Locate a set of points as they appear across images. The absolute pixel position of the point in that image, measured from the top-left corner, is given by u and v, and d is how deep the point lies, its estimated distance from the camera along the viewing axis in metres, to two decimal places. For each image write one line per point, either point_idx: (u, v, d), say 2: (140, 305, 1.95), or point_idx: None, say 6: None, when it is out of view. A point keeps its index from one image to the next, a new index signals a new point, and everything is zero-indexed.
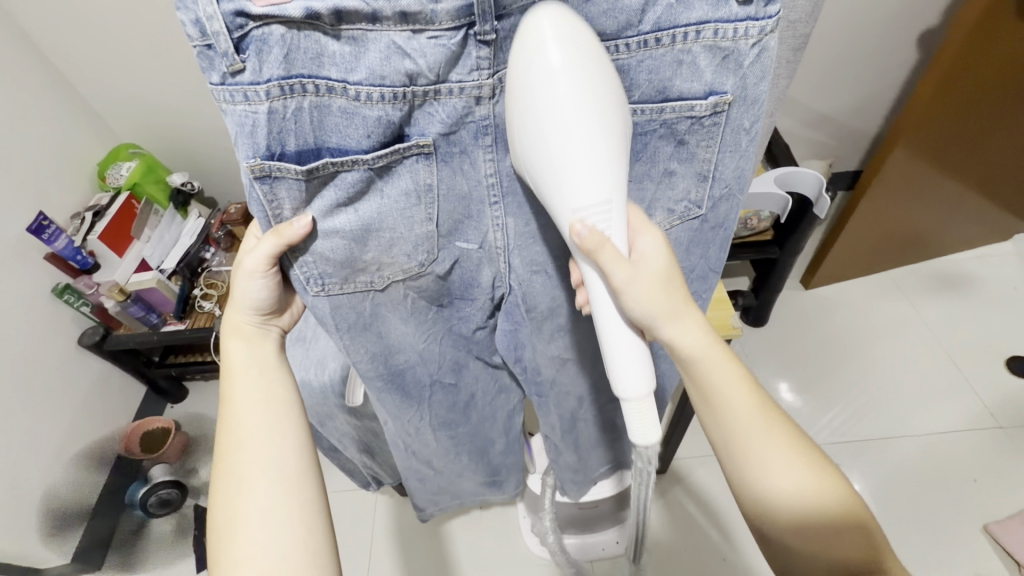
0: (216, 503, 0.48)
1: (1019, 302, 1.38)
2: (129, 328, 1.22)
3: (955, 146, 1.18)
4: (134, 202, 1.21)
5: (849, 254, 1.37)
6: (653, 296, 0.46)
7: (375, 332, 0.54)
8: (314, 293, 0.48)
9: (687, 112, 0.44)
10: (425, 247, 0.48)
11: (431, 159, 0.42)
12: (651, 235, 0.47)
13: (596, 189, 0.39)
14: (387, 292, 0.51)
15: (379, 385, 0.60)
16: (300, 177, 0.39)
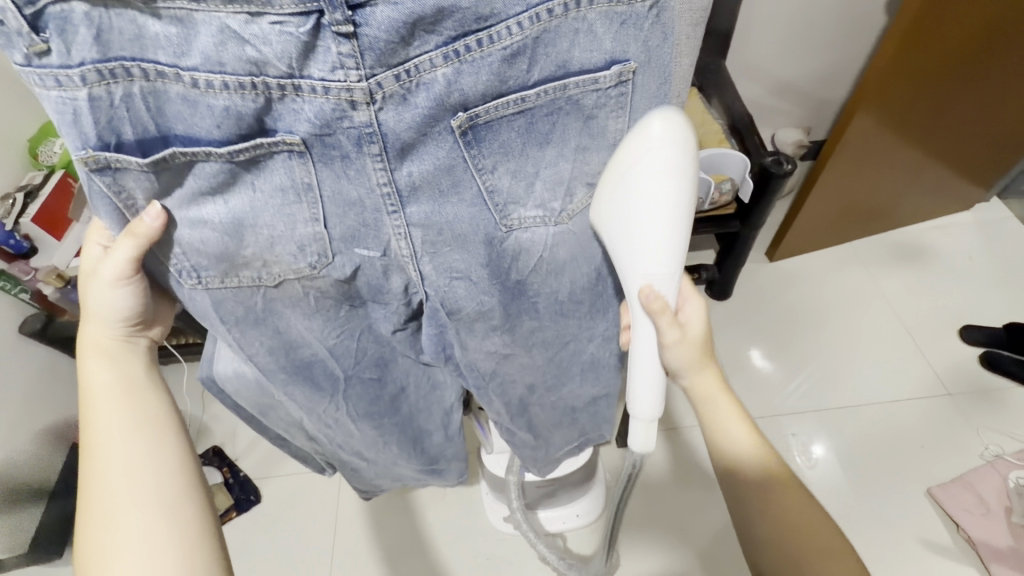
0: (84, 536, 0.48)
1: (975, 272, 1.39)
2: (73, 315, 1.19)
3: (922, 112, 1.16)
4: (71, 180, 1.14)
5: (811, 227, 1.36)
6: (687, 350, 0.52)
7: (270, 327, 0.51)
8: (192, 284, 0.47)
9: (591, 86, 0.41)
10: (314, 247, 0.45)
11: (305, 158, 0.40)
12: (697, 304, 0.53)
13: (664, 268, 0.45)
14: (280, 289, 0.49)
15: (285, 377, 0.57)
16: (144, 168, 0.38)
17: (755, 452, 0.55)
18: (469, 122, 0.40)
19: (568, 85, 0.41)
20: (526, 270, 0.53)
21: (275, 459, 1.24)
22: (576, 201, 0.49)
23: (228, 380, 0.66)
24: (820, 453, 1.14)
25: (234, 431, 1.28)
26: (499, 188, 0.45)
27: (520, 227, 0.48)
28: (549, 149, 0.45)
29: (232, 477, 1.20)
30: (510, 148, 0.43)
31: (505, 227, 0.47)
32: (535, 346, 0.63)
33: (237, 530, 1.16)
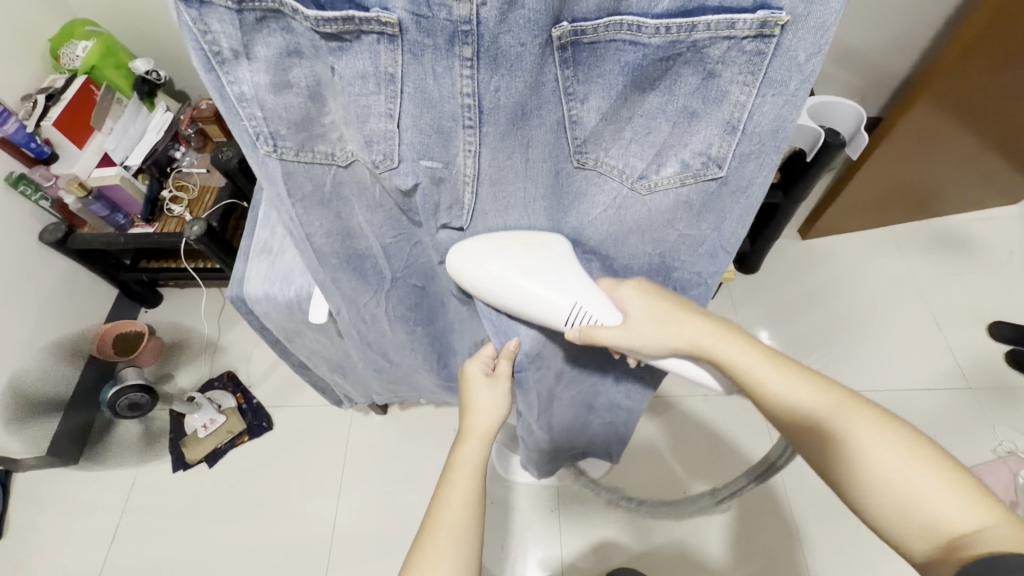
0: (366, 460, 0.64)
1: (1014, 268, 1.35)
2: (94, 228, 1.15)
3: (995, 100, 1.08)
4: (94, 87, 1.09)
5: (856, 204, 1.32)
6: (658, 340, 0.51)
7: (334, 211, 0.52)
8: (265, 152, 0.45)
9: (727, 28, 0.40)
10: (380, 146, 0.45)
11: (395, 42, 0.38)
12: (625, 290, 0.54)
13: None
14: (350, 170, 0.49)
15: (334, 264, 0.57)
16: (233, 8, 0.36)
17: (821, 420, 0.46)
18: (572, 37, 0.40)
19: (696, 25, 0.40)
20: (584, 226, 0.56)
21: (289, 389, 1.25)
22: (663, 173, 0.50)
23: (259, 301, 0.65)
24: None
25: (250, 358, 1.29)
26: (582, 120, 0.46)
27: (593, 167, 0.51)
28: (652, 96, 0.46)
29: (246, 403, 1.22)
30: (610, 82, 0.44)
31: (576, 163, 0.50)
32: None
33: (249, 454, 1.18)
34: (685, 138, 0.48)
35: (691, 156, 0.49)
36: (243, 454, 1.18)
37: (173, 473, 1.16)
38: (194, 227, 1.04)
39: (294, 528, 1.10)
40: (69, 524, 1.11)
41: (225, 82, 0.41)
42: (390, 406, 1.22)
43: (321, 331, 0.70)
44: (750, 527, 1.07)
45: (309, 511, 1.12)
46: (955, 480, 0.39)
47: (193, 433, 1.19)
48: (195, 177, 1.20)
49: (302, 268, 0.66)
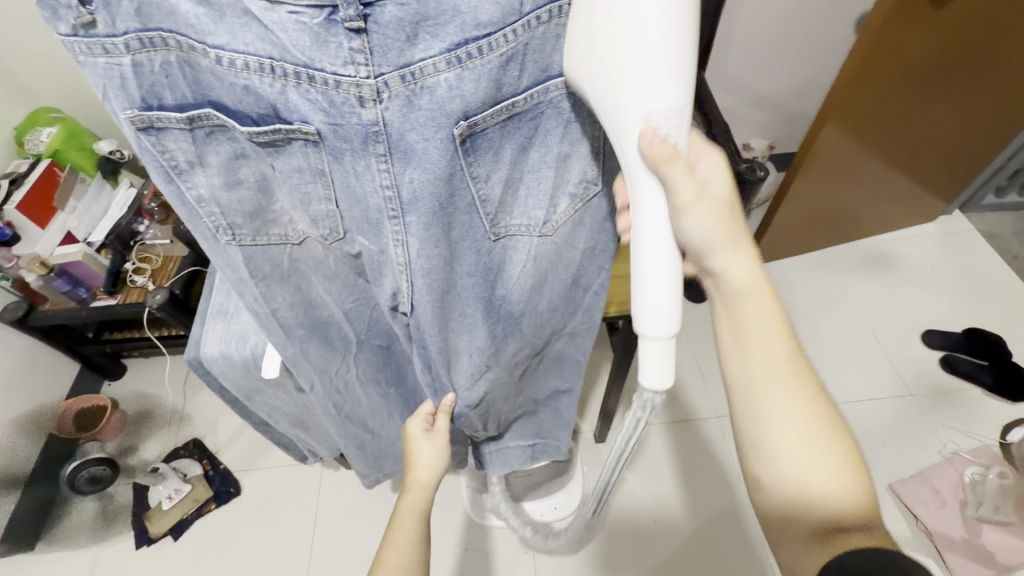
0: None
1: (938, 280, 1.46)
2: (55, 303, 1.17)
3: (890, 124, 1.23)
4: (57, 169, 1.14)
5: (788, 231, 1.42)
6: (705, 206, 0.46)
7: (294, 284, 0.55)
8: (224, 241, 0.49)
9: (566, 86, 0.47)
10: (328, 223, 0.49)
11: (319, 147, 0.42)
12: (710, 156, 0.48)
13: (666, 90, 0.39)
14: (304, 246, 0.53)
15: (301, 336, 0.60)
16: (183, 126, 0.40)
17: (817, 445, 0.44)
18: (469, 131, 0.43)
19: (549, 87, 0.46)
20: (509, 285, 0.61)
21: (257, 451, 1.25)
22: (559, 211, 0.56)
23: (216, 362, 0.68)
24: None
25: (216, 424, 1.28)
26: (490, 195, 0.50)
27: (507, 233, 0.55)
28: (532, 153, 0.50)
29: (213, 469, 1.21)
30: (502, 154, 0.48)
31: (493, 235, 0.54)
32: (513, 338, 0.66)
33: (216, 522, 1.16)
34: (567, 177, 0.54)
35: (574, 186, 0.55)
36: (209, 522, 1.16)
37: (136, 550, 1.13)
38: (158, 295, 1.07)
39: None
40: None
41: (183, 188, 0.44)
42: None
43: (279, 387, 0.73)
44: (720, 551, 1.08)
45: None
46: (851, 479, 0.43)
47: (158, 505, 1.15)
48: (158, 249, 1.23)
49: (256, 327, 0.69)
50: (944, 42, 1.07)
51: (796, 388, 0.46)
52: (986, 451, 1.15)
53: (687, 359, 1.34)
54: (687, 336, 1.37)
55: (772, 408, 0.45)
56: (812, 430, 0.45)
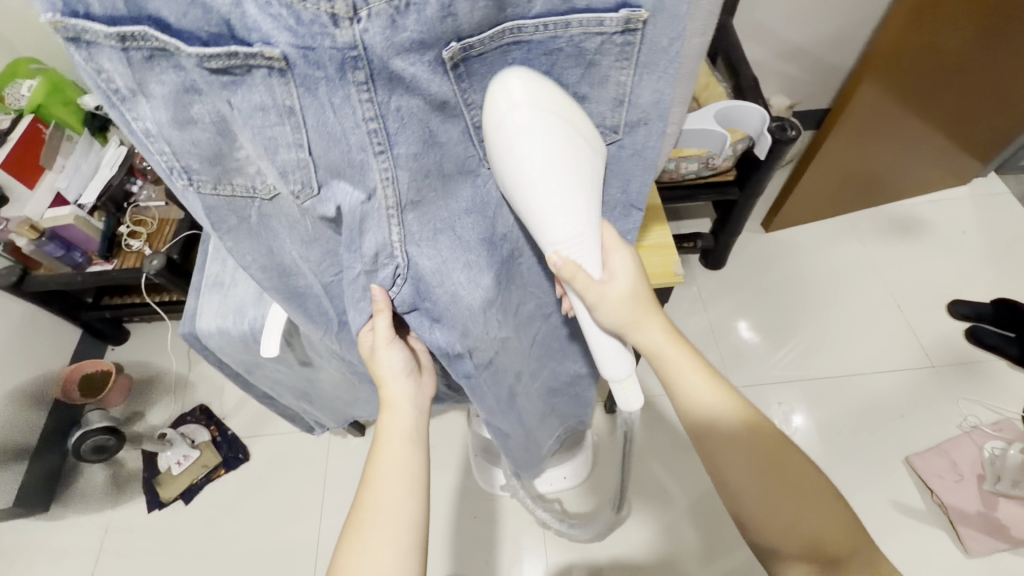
0: (359, 530, 0.50)
1: (967, 246, 1.39)
2: (50, 268, 1.13)
3: (933, 78, 1.13)
4: (41, 126, 1.08)
5: (812, 196, 1.35)
6: (620, 306, 0.51)
7: (264, 241, 0.51)
8: (182, 185, 0.44)
9: (596, 27, 0.39)
10: (297, 176, 0.43)
11: (285, 75, 0.36)
12: (623, 254, 0.51)
13: (568, 227, 0.44)
14: (275, 203, 0.47)
15: (278, 295, 0.58)
16: (115, 43, 0.34)
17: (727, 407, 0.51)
18: (461, 54, 0.38)
19: (570, 23, 0.39)
20: (510, 226, 0.54)
21: (264, 418, 1.24)
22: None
23: (213, 336, 0.64)
24: (799, 422, 1.17)
25: (222, 391, 1.27)
26: (486, 127, 0.44)
27: (505, 168, 0.48)
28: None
29: (220, 436, 1.20)
30: None
31: (487, 166, 0.47)
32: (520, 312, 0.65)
33: (226, 487, 1.16)
34: None
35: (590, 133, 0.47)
36: (219, 487, 1.16)
37: (148, 513, 1.13)
38: (154, 261, 1.03)
39: (276, 559, 1.08)
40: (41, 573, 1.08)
41: (129, 119, 0.39)
42: (367, 427, 1.22)
43: (280, 361, 0.70)
44: (727, 512, 1.09)
45: (289, 542, 1.10)
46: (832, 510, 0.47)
47: (167, 470, 1.16)
48: (152, 211, 1.17)
49: (254, 298, 0.65)
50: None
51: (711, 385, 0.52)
52: (1008, 426, 1.12)
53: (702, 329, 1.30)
54: (702, 304, 1.33)
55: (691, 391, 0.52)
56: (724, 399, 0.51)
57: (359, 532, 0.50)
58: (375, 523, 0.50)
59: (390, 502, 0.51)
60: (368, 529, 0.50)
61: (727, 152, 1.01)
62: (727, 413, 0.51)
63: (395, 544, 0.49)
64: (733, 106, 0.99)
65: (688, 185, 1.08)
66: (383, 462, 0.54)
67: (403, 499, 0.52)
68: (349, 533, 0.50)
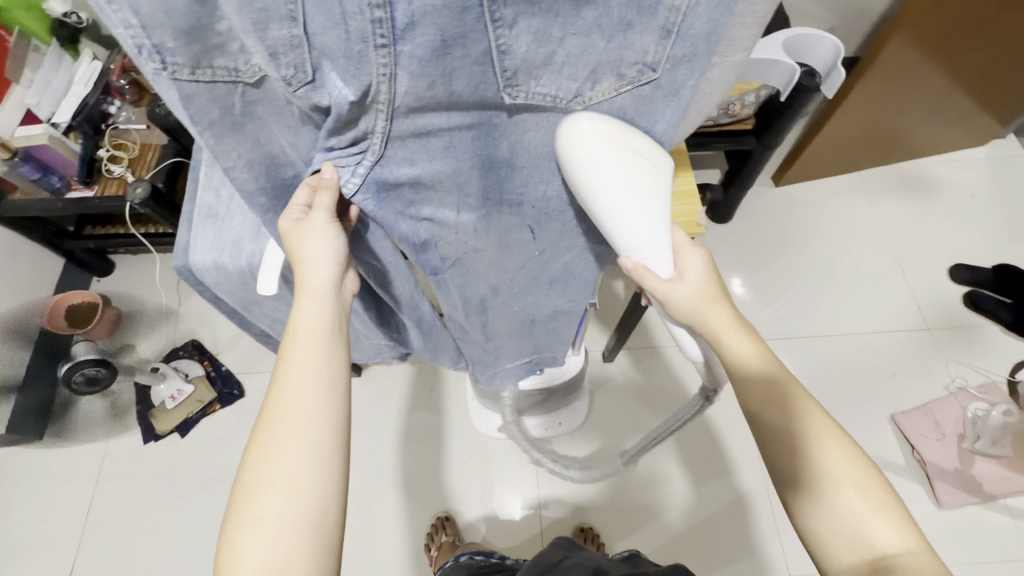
0: (267, 435, 0.43)
1: (977, 210, 1.37)
2: (26, 193, 1.06)
3: (966, 27, 1.04)
4: (3, 34, 0.98)
5: (828, 152, 1.32)
6: (688, 303, 0.50)
7: (251, 137, 0.43)
8: (153, 70, 0.36)
9: None
10: (289, 58, 0.36)
11: None
12: (693, 253, 0.51)
13: (639, 237, 0.47)
14: (261, 88, 0.40)
15: (263, 204, 0.51)
16: None
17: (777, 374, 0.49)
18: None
19: None
20: (518, 148, 0.47)
21: (258, 354, 1.22)
22: (598, 89, 0.43)
23: (208, 271, 0.61)
24: None
25: (214, 326, 1.25)
26: (513, 49, 0.38)
27: (526, 102, 0.42)
28: (586, 13, 0.38)
29: (215, 370, 1.19)
30: None
31: (508, 97, 0.41)
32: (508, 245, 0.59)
33: (221, 421, 1.16)
34: (622, 54, 0.40)
35: (625, 67, 0.41)
36: (215, 422, 1.16)
37: (144, 444, 1.14)
38: (138, 189, 0.97)
39: None
40: (40, 499, 1.09)
41: None
42: (363, 368, 1.21)
43: (278, 299, 0.67)
44: (713, 454, 1.12)
45: None
46: (858, 468, 0.45)
47: (161, 404, 1.16)
48: (134, 134, 1.10)
49: (252, 233, 0.61)
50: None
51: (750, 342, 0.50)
52: (993, 388, 1.15)
53: None
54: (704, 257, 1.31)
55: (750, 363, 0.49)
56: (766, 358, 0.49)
57: (268, 442, 0.42)
58: (258, 510, 0.40)
59: (303, 409, 0.44)
60: (251, 521, 0.40)
61: (748, 99, 0.95)
62: (760, 365, 0.49)
63: (291, 525, 0.40)
64: (803, 32, 0.83)
65: (706, 132, 1.02)
66: (292, 362, 0.45)
67: (299, 473, 0.42)
68: (258, 443, 0.43)
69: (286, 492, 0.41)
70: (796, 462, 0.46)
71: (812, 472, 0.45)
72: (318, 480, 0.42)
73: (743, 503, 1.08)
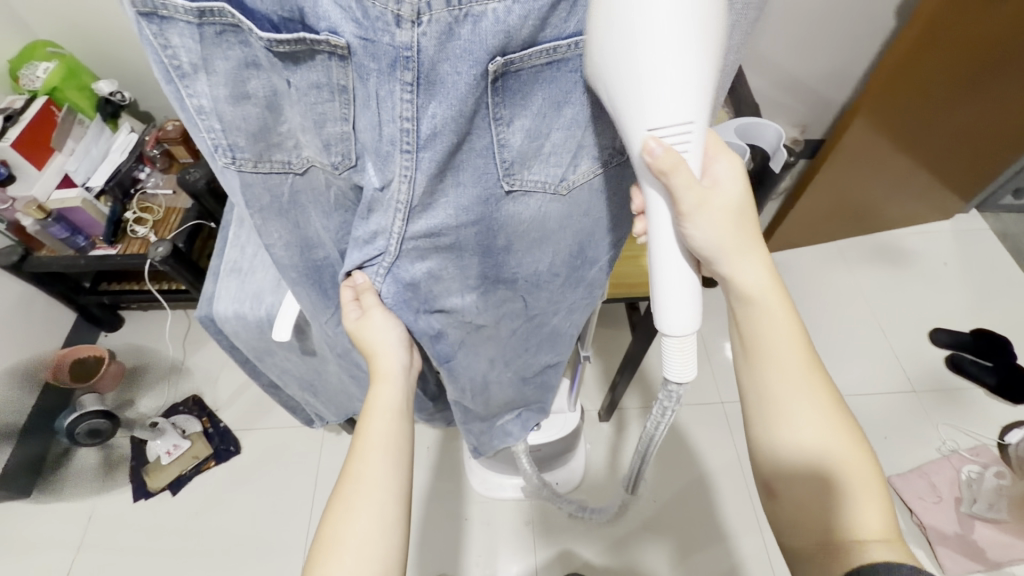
0: (338, 504, 0.47)
1: (951, 278, 1.45)
2: (52, 250, 1.12)
3: (916, 114, 1.18)
4: (54, 108, 1.07)
5: (805, 222, 1.41)
6: (713, 218, 0.46)
7: (291, 220, 0.49)
8: (223, 164, 0.42)
9: None
10: (337, 148, 0.43)
11: (345, 62, 0.37)
12: (726, 161, 0.48)
13: (681, 107, 0.37)
14: (308, 176, 0.46)
15: (293, 277, 0.56)
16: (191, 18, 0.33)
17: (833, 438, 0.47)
18: (504, 69, 0.38)
19: None
20: (514, 236, 0.53)
21: (257, 411, 1.23)
22: (580, 171, 0.49)
23: (229, 321, 0.65)
24: None
25: (216, 382, 1.26)
26: (511, 144, 0.44)
27: (521, 190, 0.48)
28: (567, 111, 0.44)
29: (212, 427, 1.20)
30: (534, 104, 0.42)
31: (507, 187, 0.47)
32: (504, 319, 0.64)
33: (215, 479, 1.15)
34: (595, 139, 0.47)
35: (600, 151, 0.48)
36: (208, 479, 1.15)
37: (134, 503, 1.12)
38: (160, 248, 1.03)
39: (262, 556, 1.07)
40: (19, 561, 1.06)
41: (183, 95, 0.37)
42: None
43: (290, 349, 0.70)
44: (712, 519, 1.11)
45: (276, 538, 1.09)
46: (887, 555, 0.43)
47: (156, 460, 1.15)
48: (160, 199, 1.18)
49: (273, 286, 0.66)
50: (984, 44, 1.05)
51: (813, 386, 0.49)
52: (985, 451, 1.16)
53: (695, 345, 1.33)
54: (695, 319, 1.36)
55: (791, 396, 0.49)
56: (826, 414, 0.48)
57: (344, 505, 0.46)
58: (328, 568, 0.43)
59: (374, 475, 0.48)
60: None
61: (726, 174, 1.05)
62: (822, 446, 0.47)
63: None
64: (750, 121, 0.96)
65: None
66: (368, 435, 0.51)
67: (369, 535, 0.45)
68: (334, 506, 0.47)
69: (358, 556, 0.44)
70: (808, 473, 0.47)
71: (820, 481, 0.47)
72: (383, 546, 0.45)
73: (745, 572, 1.05)
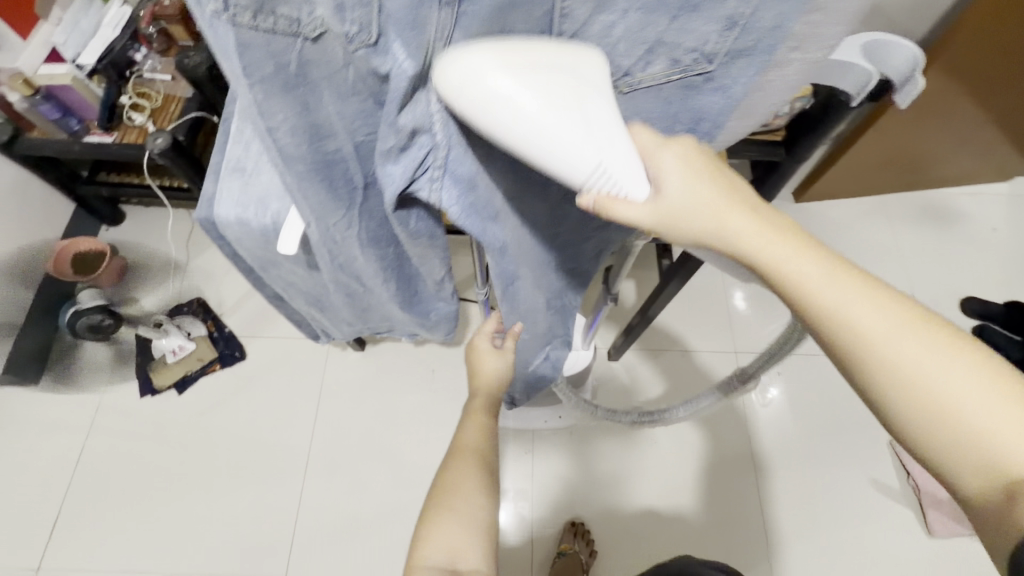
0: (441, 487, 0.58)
1: (996, 246, 1.36)
2: (44, 132, 1.04)
3: (997, 65, 1.05)
4: None
5: (849, 173, 1.31)
6: (686, 214, 0.37)
7: (299, 99, 0.40)
8: (213, 11, 0.33)
9: None
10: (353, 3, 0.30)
11: None
12: (668, 149, 0.37)
13: (594, 157, 0.32)
14: (319, 46, 0.36)
15: (300, 171, 0.47)
16: None
17: (868, 309, 0.35)
18: None
19: None
20: None
21: (263, 319, 1.21)
22: (650, 71, 0.38)
23: (231, 226, 0.59)
24: (774, 395, 1.18)
25: (220, 285, 1.24)
26: None
27: None
28: None
29: (217, 331, 1.18)
30: None
31: None
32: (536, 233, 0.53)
33: (221, 382, 1.15)
34: (684, 36, 0.37)
35: (683, 51, 0.38)
36: (214, 382, 1.15)
37: (141, 397, 1.13)
38: (159, 139, 0.96)
39: (265, 459, 1.09)
40: (30, 442, 1.09)
41: None
42: (367, 342, 1.20)
43: (296, 262, 0.65)
44: (711, 466, 1.12)
45: (280, 446, 1.11)
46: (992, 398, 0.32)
47: (162, 358, 1.15)
48: (160, 85, 1.07)
49: (280, 191, 0.60)
50: None
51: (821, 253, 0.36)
52: None
53: (714, 291, 1.28)
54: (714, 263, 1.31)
55: (813, 273, 0.36)
56: (855, 287, 0.35)
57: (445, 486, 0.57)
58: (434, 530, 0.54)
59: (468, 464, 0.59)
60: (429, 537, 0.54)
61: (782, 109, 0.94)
62: (864, 320, 0.35)
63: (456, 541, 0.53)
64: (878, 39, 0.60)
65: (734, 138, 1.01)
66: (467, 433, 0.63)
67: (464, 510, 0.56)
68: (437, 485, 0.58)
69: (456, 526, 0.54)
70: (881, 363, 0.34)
71: (883, 352, 0.35)
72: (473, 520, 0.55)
73: (734, 518, 1.08)
